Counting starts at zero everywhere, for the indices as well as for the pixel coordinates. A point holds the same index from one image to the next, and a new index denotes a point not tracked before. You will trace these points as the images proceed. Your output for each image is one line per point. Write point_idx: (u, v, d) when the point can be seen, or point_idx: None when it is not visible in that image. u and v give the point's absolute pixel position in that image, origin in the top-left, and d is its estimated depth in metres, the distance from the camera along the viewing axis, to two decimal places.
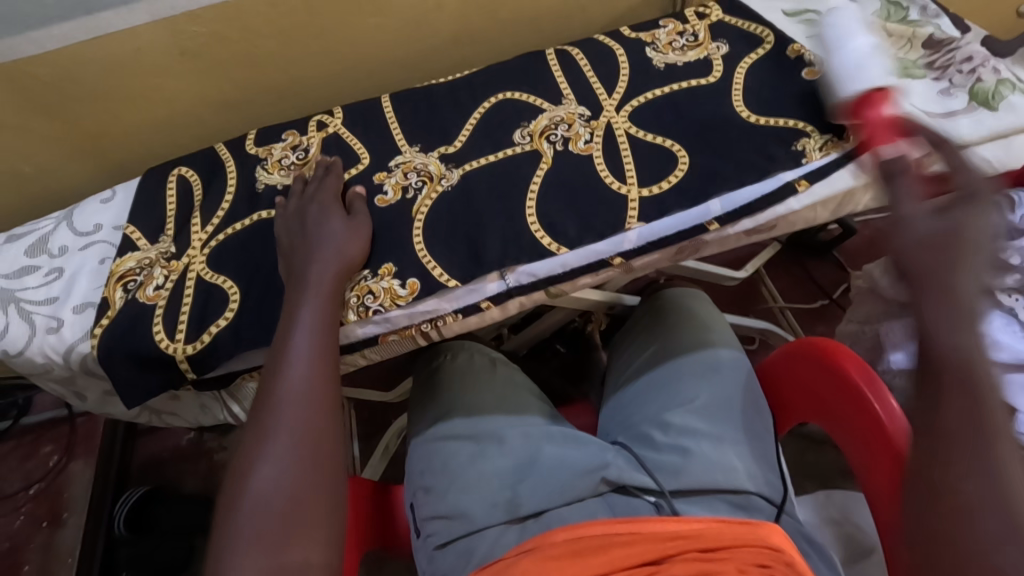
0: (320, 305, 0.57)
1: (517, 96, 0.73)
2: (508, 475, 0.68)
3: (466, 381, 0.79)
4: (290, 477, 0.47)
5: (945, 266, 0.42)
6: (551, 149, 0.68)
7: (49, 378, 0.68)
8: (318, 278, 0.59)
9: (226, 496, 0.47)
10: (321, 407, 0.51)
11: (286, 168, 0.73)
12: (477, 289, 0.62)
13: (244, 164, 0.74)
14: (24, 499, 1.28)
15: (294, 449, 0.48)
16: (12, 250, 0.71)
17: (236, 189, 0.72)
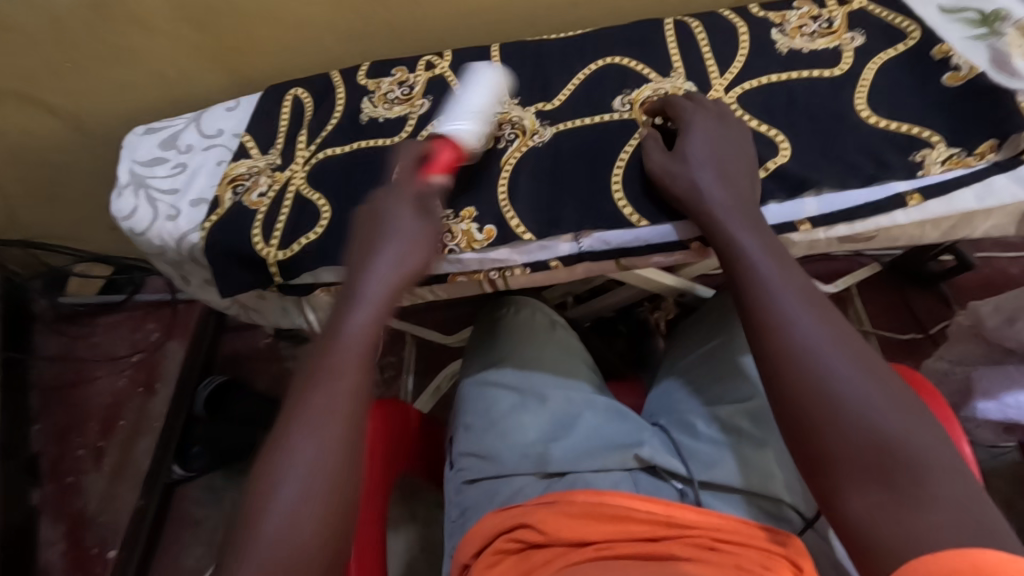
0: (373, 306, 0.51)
1: (626, 63, 0.72)
2: (546, 431, 0.69)
3: (523, 335, 0.81)
4: (308, 502, 0.42)
5: (747, 230, 0.53)
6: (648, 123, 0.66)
7: (162, 260, 0.77)
8: (375, 281, 0.53)
9: (250, 502, 0.43)
10: (353, 421, 0.46)
11: (391, 102, 0.77)
12: (549, 247, 0.63)
13: (353, 92, 0.78)
14: (127, 365, 1.45)
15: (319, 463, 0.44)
16: (148, 142, 0.80)
17: (342, 114, 0.77)
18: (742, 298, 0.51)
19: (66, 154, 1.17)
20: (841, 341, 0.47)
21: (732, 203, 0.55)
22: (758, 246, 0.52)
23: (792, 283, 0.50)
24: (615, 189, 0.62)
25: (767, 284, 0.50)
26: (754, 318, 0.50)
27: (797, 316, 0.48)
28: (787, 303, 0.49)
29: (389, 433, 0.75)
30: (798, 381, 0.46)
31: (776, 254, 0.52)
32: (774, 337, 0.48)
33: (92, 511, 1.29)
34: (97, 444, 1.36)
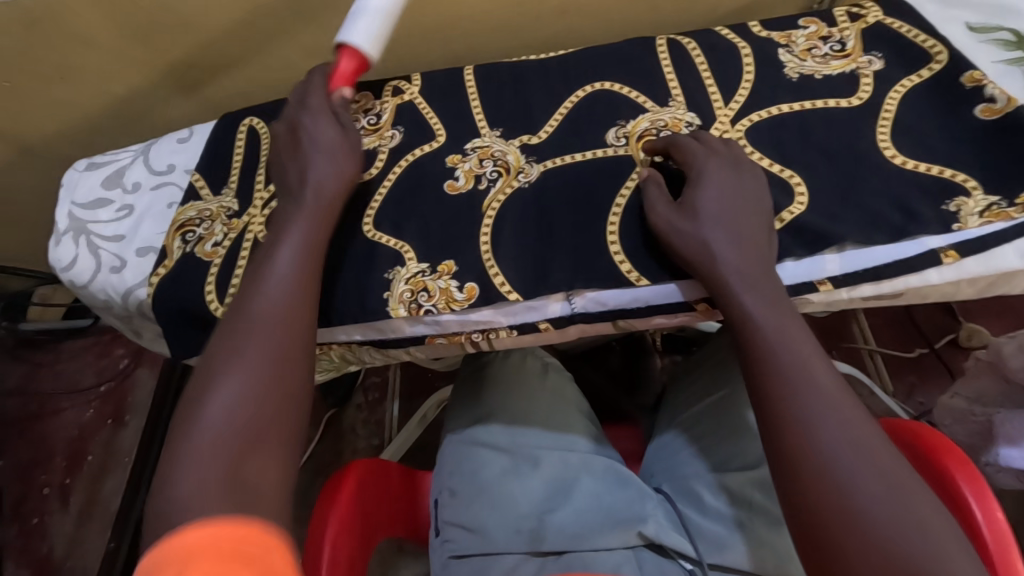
0: (300, 239, 0.54)
1: (617, 88, 0.66)
2: (539, 500, 0.64)
3: (513, 385, 0.74)
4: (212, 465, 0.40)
5: (762, 300, 0.49)
6: (645, 158, 0.60)
7: (110, 313, 0.70)
8: (301, 216, 0.55)
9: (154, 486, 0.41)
10: (291, 331, 0.48)
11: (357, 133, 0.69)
12: (538, 308, 0.56)
13: None
14: (95, 394, 1.37)
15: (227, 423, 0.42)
16: (90, 180, 0.72)
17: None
18: (756, 386, 0.48)
19: (11, 178, 1.08)
20: (865, 449, 0.43)
21: (747, 271, 0.50)
22: (775, 325, 0.48)
23: (815, 377, 0.46)
24: (612, 242, 0.56)
25: (787, 377, 0.46)
26: (769, 412, 0.46)
27: (816, 415, 0.45)
28: (808, 402, 0.45)
29: (369, 501, 0.68)
30: (818, 491, 0.43)
31: (798, 337, 0.48)
32: (796, 440, 0.45)
33: (60, 554, 1.23)
34: (64, 482, 1.29)
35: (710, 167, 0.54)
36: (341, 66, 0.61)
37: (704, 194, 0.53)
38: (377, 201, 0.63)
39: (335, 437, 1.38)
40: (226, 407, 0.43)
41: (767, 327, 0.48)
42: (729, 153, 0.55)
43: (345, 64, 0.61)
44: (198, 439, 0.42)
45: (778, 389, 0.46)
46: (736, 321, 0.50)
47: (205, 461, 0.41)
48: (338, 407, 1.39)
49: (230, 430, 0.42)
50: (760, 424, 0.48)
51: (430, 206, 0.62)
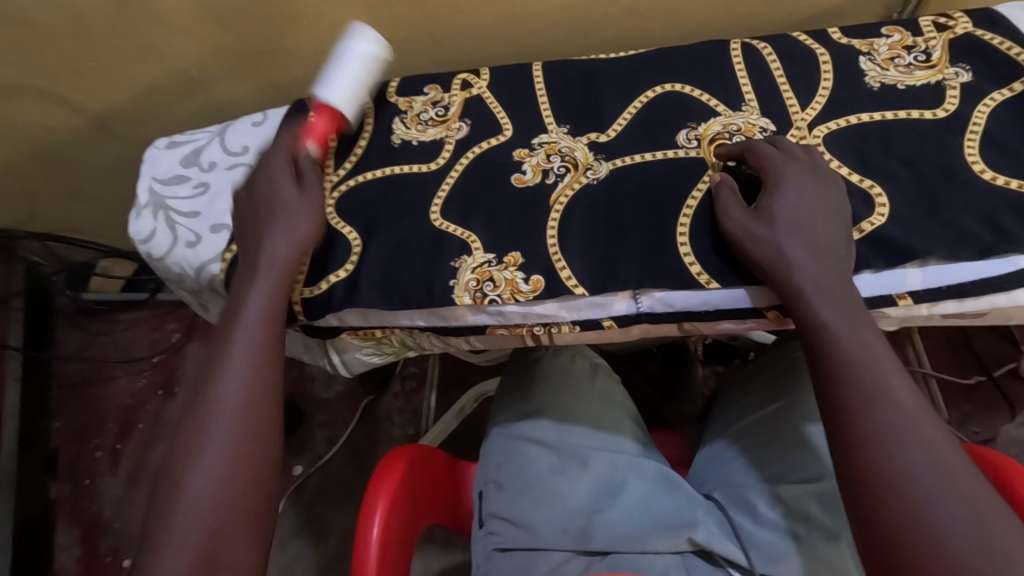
0: (264, 304, 0.56)
1: (681, 89, 0.66)
2: (588, 500, 0.64)
3: (564, 382, 0.74)
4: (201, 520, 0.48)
5: (839, 312, 0.48)
6: (718, 162, 0.60)
7: (182, 286, 0.73)
8: (267, 272, 0.57)
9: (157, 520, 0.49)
10: (255, 409, 0.53)
11: (425, 123, 0.71)
12: (603, 305, 0.56)
13: (382, 110, 0.72)
14: (147, 365, 1.43)
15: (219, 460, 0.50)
16: (169, 157, 0.75)
17: (371, 136, 0.71)
18: (827, 399, 0.47)
19: (88, 151, 1.13)
20: (944, 469, 0.42)
21: (826, 281, 0.49)
22: (853, 339, 0.47)
23: (894, 393, 0.45)
24: (682, 244, 0.56)
25: (863, 392, 0.45)
26: (841, 424, 0.46)
27: (891, 432, 0.44)
28: (885, 417, 0.44)
29: (417, 483, 0.69)
30: (891, 508, 0.42)
31: (876, 351, 0.47)
32: (868, 455, 0.44)
33: (108, 515, 1.28)
34: (115, 447, 1.35)
35: (789, 175, 0.54)
36: (319, 126, 0.67)
37: (783, 201, 0.52)
38: (445, 189, 0.65)
39: (372, 422, 1.41)
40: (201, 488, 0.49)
41: (843, 338, 0.47)
42: (807, 161, 0.55)
43: (319, 123, 0.67)
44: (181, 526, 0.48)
45: (851, 403, 0.46)
46: (809, 332, 0.49)
47: (183, 542, 0.47)
48: (375, 394, 1.42)
49: (203, 525, 0.48)
50: (829, 435, 0.47)
51: (496, 196, 0.63)
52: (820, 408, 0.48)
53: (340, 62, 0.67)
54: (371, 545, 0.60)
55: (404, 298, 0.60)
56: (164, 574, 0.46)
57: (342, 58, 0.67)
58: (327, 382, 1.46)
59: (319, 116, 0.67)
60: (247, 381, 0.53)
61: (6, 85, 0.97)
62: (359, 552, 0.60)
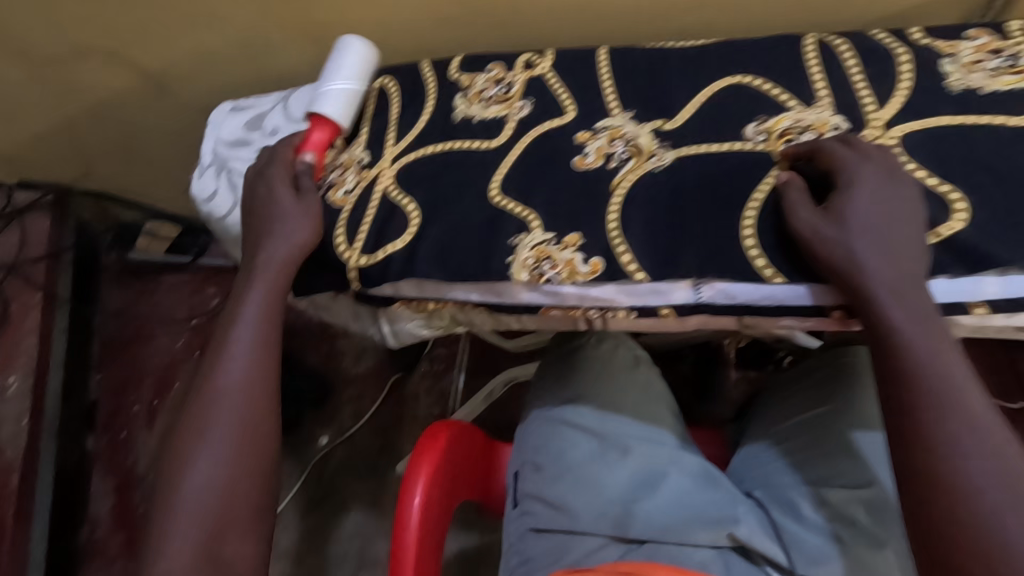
0: (259, 312, 0.60)
1: (750, 81, 0.65)
2: (625, 487, 0.64)
3: (605, 370, 0.74)
4: (204, 501, 0.54)
5: (910, 314, 0.47)
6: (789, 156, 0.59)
7: (239, 247, 0.75)
8: (259, 289, 0.61)
9: (165, 495, 0.55)
10: (254, 402, 0.58)
11: (487, 101, 0.71)
12: (663, 292, 0.56)
13: (444, 87, 0.73)
14: (186, 327, 1.46)
15: (223, 447, 0.56)
16: (234, 120, 0.77)
17: (433, 112, 0.72)
18: (893, 403, 0.46)
19: (146, 114, 1.17)
20: (1010, 479, 0.42)
21: (899, 286, 0.48)
22: (926, 344, 0.46)
23: (965, 402, 0.44)
24: (747, 236, 0.55)
25: (934, 400, 0.45)
26: (907, 429, 0.45)
27: (960, 439, 0.43)
28: (957, 426, 0.44)
29: (456, 459, 0.70)
30: (954, 520, 0.42)
31: (949, 358, 0.46)
32: (934, 462, 0.44)
33: (142, 468, 1.32)
34: (151, 403, 1.39)
35: (861, 171, 0.53)
36: (316, 136, 0.71)
37: (856, 197, 0.51)
38: (505, 167, 0.65)
39: (398, 400, 1.43)
40: (201, 475, 0.55)
41: (916, 343, 0.46)
42: (880, 158, 0.54)
43: (318, 134, 0.71)
44: (182, 515, 0.53)
45: (918, 411, 0.45)
46: (877, 334, 0.48)
47: (184, 532, 0.53)
48: (404, 372, 1.44)
49: (202, 515, 0.53)
50: (893, 439, 0.46)
51: (556, 178, 0.63)
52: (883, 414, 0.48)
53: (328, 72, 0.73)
54: (412, 513, 0.61)
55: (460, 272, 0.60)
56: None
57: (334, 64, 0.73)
58: (356, 357, 1.48)
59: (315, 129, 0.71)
60: (244, 384, 0.58)
61: (75, 45, 1.00)
62: (400, 521, 0.61)
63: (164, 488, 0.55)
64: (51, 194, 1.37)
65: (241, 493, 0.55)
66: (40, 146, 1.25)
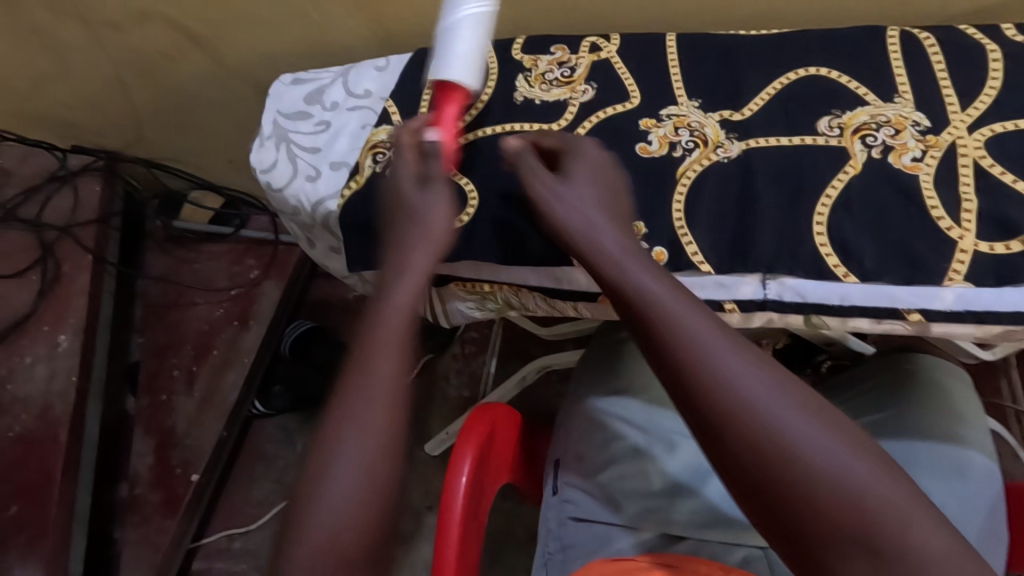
0: (412, 277, 0.53)
1: (824, 74, 0.63)
2: (670, 487, 0.63)
3: (652, 364, 0.72)
4: (345, 512, 0.43)
5: (611, 240, 0.52)
6: (863, 154, 0.58)
7: (294, 220, 0.76)
8: (412, 261, 0.54)
9: (297, 500, 0.44)
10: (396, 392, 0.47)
11: (549, 84, 0.69)
12: (728, 287, 0.57)
13: (506, 66, 0.72)
14: (225, 297, 1.49)
15: (360, 445, 0.45)
16: (295, 92, 0.78)
17: (494, 92, 0.70)
18: (655, 347, 0.46)
19: (201, 83, 1.18)
20: (818, 413, 0.42)
21: (600, 224, 0.53)
22: (709, 325, 0.45)
23: (701, 327, 0.45)
24: (818, 234, 0.55)
25: (728, 379, 0.42)
26: (682, 371, 0.44)
27: (722, 360, 0.43)
28: (752, 394, 0.42)
29: (496, 441, 0.73)
30: (748, 447, 0.41)
31: (705, 322, 0.46)
32: (715, 395, 0.42)
33: (180, 430, 1.35)
34: (190, 367, 1.42)
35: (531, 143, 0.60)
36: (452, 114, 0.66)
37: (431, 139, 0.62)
38: None
39: (429, 380, 1.44)
40: (340, 479, 0.44)
41: (685, 320, 0.45)
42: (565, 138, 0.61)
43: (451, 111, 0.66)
44: (318, 522, 0.42)
45: (691, 350, 0.44)
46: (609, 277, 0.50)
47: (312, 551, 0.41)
48: (435, 353, 1.45)
49: (337, 534, 0.42)
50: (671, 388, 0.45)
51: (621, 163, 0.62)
52: (690, 424, 0.44)
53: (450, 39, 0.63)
54: (458, 490, 0.64)
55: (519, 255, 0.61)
56: None
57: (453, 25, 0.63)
58: None
59: (448, 104, 0.66)
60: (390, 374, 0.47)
61: (138, 11, 1.01)
62: (448, 493, 0.64)
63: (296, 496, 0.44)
64: (102, 159, 1.41)
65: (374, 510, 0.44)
66: (96, 110, 1.28)
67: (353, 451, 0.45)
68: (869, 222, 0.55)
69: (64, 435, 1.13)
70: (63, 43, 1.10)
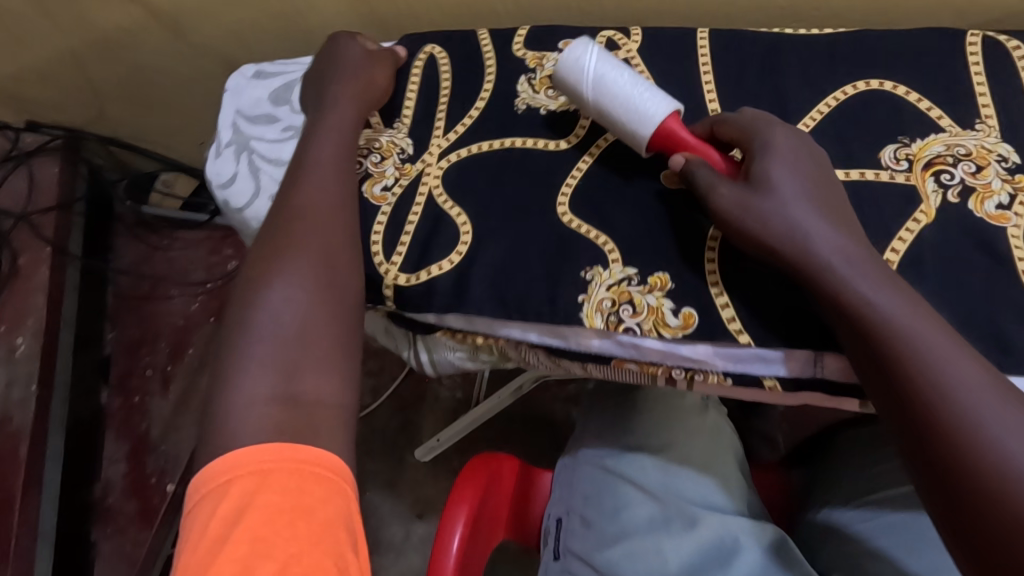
0: (338, 133, 0.60)
1: (886, 89, 0.59)
2: (687, 562, 0.57)
3: (665, 418, 0.67)
4: (293, 327, 0.50)
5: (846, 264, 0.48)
6: (937, 196, 0.54)
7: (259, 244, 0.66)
8: (337, 113, 0.61)
9: (235, 319, 0.51)
10: (329, 223, 0.55)
11: (556, 89, 0.63)
12: (766, 359, 0.52)
13: (504, 64, 0.65)
14: (202, 290, 1.40)
15: (305, 283, 0.52)
16: (259, 90, 0.67)
17: (492, 93, 0.64)
18: (889, 378, 0.45)
19: (169, 61, 1.06)
20: None
21: (830, 229, 0.49)
22: (947, 349, 0.44)
23: (941, 363, 0.44)
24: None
25: (979, 429, 0.42)
26: (907, 401, 0.44)
27: (960, 398, 0.43)
28: (994, 436, 0.41)
29: (493, 495, 0.66)
30: (979, 489, 0.41)
31: (949, 356, 0.44)
32: (955, 435, 0.42)
33: (155, 435, 1.28)
34: (165, 367, 1.34)
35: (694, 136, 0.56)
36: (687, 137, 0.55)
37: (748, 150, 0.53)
38: (573, 178, 0.58)
39: (420, 382, 1.37)
40: (277, 308, 0.51)
41: (915, 335, 0.45)
42: (732, 121, 0.55)
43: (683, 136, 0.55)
44: (260, 350, 0.49)
45: (924, 383, 0.44)
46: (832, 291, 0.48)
47: (262, 366, 0.48)
48: None
49: (281, 355, 0.49)
50: (894, 419, 0.45)
51: (633, 201, 0.57)
52: (910, 461, 0.45)
53: (615, 88, 0.56)
54: (448, 559, 0.58)
55: (513, 313, 0.55)
56: (233, 408, 0.47)
57: (600, 76, 0.56)
58: None
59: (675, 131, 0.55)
60: (322, 212, 0.55)
61: None
62: (437, 557, 0.58)
63: (231, 335, 0.50)
64: (62, 137, 1.27)
65: (325, 337, 0.51)
66: (48, 83, 1.14)
67: (295, 287, 0.52)
68: (940, 279, 0.52)
69: (25, 450, 1.05)
70: (7, 14, 0.97)
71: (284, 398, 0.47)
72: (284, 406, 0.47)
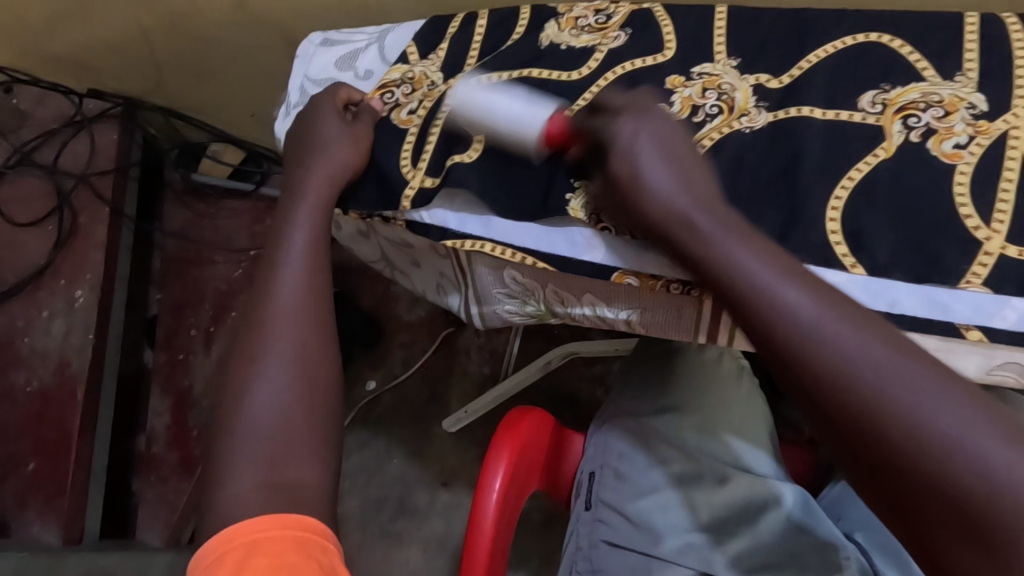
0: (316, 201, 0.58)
1: (884, 41, 0.58)
2: (718, 518, 0.60)
3: (701, 384, 0.69)
4: (282, 405, 0.48)
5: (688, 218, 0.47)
6: (901, 136, 0.54)
7: None
8: (318, 169, 0.60)
9: (224, 411, 0.48)
10: (312, 303, 0.53)
11: (581, 29, 0.67)
12: None
13: (538, 11, 0.69)
14: (245, 257, 1.45)
15: (288, 369, 0.50)
16: (326, 57, 0.72)
17: (523, 33, 0.68)
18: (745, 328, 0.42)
19: (225, 30, 1.12)
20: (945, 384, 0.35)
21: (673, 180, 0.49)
22: (799, 295, 0.40)
23: (790, 305, 0.40)
24: (830, 220, 0.53)
25: (831, 352, 0.37)
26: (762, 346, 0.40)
27: (809, 329, 0.38)
28: (859, 362, 0.36)
29: (530, 451, 0.69)
30: (850, 418, 0.36)
31: (798, 292, 0.40)
32: (816, 373, 0.37)
33: (198, 390, 1.34)
34: (208, 328, 1.39)
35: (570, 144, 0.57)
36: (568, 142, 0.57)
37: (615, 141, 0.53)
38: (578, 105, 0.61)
39: (449, 355, 1.41)
40: (266, 400, 0.48)
41: (770, 288, 0.41)
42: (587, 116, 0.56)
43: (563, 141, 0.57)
44: (247, 440, 0.46)
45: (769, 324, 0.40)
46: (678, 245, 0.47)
47: (250, 460, 0.45)
48: (457, 326, 1.42)
49: (272, 431, 0.47)
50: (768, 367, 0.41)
51: None
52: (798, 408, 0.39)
53: (497, 114, 0.57)
54: (488, 507, 0.61)
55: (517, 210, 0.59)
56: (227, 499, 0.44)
57: (482, 108, 0.57)
58: (410, 305, 1.45)
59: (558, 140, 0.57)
60: (302, 295, 0.53)
61: None
62: (480, 494, 0.62)
63: (219, 436, 0.47)
64: (120, 105, 1.32)
65: (314, 398, 0.49)
66: (114, 52, 1.21)
67: (277, 369, 0.49)
68: (889, 208, 0.52)
69: (81, 394, 1.12)
70: None
71: (273, 486, 0.44)
72: (277, 493, 0.44)
